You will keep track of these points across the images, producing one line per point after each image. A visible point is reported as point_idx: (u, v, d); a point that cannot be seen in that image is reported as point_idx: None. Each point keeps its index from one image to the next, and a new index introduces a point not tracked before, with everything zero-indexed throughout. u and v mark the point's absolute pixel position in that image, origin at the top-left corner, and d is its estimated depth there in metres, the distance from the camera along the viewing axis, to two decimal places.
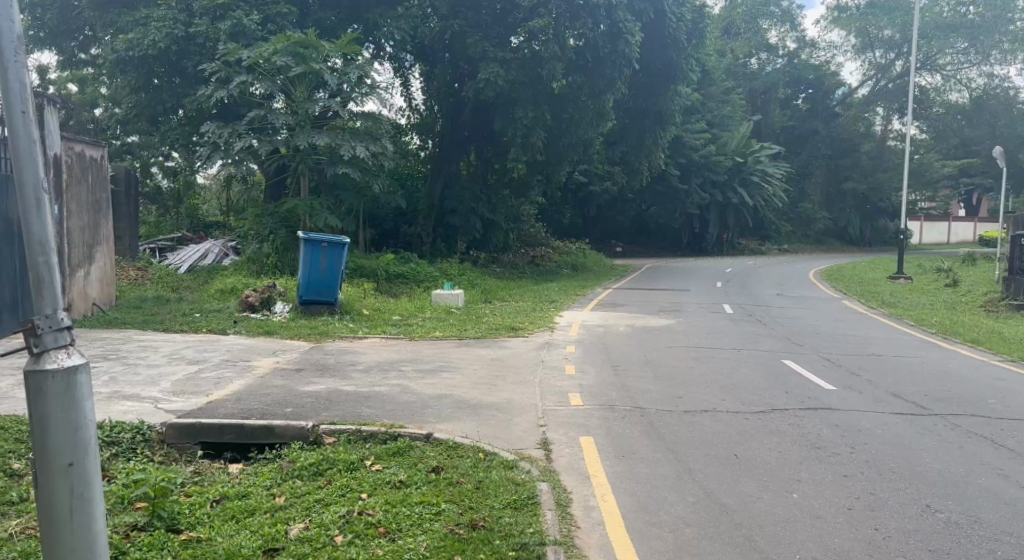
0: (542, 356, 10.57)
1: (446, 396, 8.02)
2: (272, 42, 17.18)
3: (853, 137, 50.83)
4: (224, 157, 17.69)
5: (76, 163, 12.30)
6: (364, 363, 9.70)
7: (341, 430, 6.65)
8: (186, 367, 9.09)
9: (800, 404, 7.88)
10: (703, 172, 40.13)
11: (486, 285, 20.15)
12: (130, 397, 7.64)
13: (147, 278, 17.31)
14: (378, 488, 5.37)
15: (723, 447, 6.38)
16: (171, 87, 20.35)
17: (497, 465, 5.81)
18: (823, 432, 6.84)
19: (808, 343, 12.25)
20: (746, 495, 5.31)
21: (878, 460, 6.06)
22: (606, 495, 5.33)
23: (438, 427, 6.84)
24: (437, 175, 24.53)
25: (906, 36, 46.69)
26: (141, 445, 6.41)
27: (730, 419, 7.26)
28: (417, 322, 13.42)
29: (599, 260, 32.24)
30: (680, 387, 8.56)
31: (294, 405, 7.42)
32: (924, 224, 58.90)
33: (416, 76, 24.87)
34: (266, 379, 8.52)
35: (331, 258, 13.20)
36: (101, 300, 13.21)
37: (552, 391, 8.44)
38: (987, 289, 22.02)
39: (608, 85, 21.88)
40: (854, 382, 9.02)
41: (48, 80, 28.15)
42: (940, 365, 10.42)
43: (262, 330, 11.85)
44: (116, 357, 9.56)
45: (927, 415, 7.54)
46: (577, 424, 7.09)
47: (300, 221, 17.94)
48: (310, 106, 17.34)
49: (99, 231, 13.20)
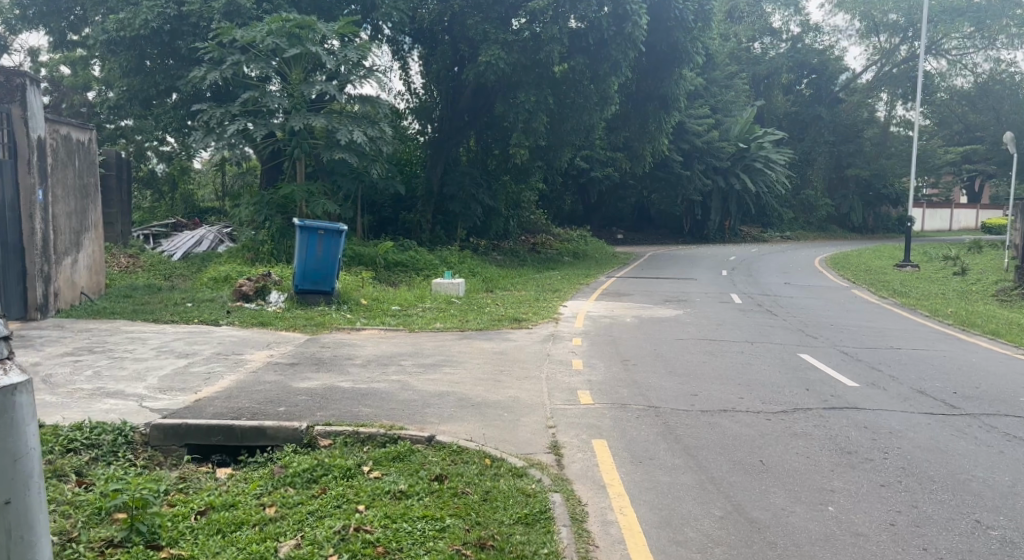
0: (548, 349, 10.14)
1: (449, 393, 7.60)
2: (268, 22, 16.61)
3: (855, 123, 50.09)
4: (217, 141, 17.19)
5: (62, 146, 11.80)
6: (362, 357, 9.27)
7: (337, 432, 6.19)
8: (174, 362, 8.64)
9: (824, 403, 7.45)
10: (705, 157, 39.61)
11: (487, 273, 19.72)
12: (114, 394, 7.20)
13: (139, 266, 16.82)
14: (377, 500, 4.93)
15: (747, 452, 5.95)
16: (164, 69, 19.78)
17: (506, 474, 5.37)
18: (851, 434, 6.43)
19: (823, 335, 11.82)
20: (778, 508, 4.89)
21: (915, 467, 5.64)
22: (625, 508, 4.91)
23: (442, 429, 6.39)
24: (436, 161, 23.98)
25: (912, 20, 46.18)
26: (123, 447, 5.97)
27: (751, 420, 6.83)
28: (417, 313, 12.97)
29: (601, 247, 31.83)
30: (695, 384, 8.13)
31: (288, 403, 6.98)
32: (926, 211, 57.61)
33: (415, 59, 24.24)
34: (259, 375, 8.08)
35: (327, 246, 12.81)
36: (90, 288, 12.76)
37: (560, 388, 8.02)
38: (997, 278, 21.56)
39: (612, 68, 21.18)
40: (877, 379, 8.59)
41: (39, 63, 27.57)
42: (964, 359, 10.01)
43: (256, 321, 11.40)
44: (102, 350, 9.11)
45: (960, 415, 7.14)
46: (588, 425, 6.65)
47: (297, 208, 17.50)
48: (307, 88, 16.83)
49: (86, 217, 12.71)
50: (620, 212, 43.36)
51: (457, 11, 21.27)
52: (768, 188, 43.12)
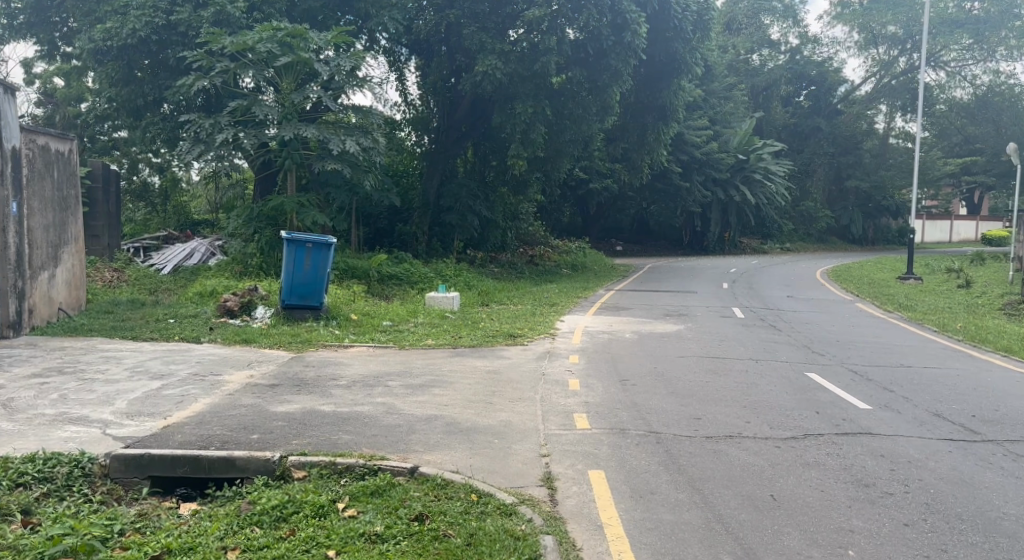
0: (544, 368, 9.67)
1: (437, 417, 7.11)
2: (258, 30, 16.21)
3: (855, 134, 49.96)
4: (206, 152, 16.76)
5: (40, 157, 11.36)
6: (347, 377, 8.77)
7: (312, 463, 5.71)
8: (146, 384, 8.14)
9: (836, 428, 6.99)
10: (705, 169, 39.24)
11: (483, 286, 19.29)
12: (77, 420, 6.71)
13: (124, 280, 16.31)
14: (349, 544, 4.47)
15: (756, 485, 5.48)
16: (153, 79, 19.37)
17: (493, 512, 4.90)
18: (868, 464, 5.96)
19: (831, 352, 11.35)
20: (793, 553, 4.42)
21: (939, 503, 5.18)
22: (624, 553, 4.45)
23: (426, 458, 5.93)
24: (432, 172, 23.48)
25: (912, 31, 45.55)
26: (80, 480, 5.50)
27: (760, 447, 6.36)
28: (409, 329, 12.50)
29: (600, 259, 31.45)
30: (697, 407, 7.67)
31: (262, 429, 6.52)
32: (926, 223, 57.21)
33: (411, 69, 23.81)
34: (235, 398, 7.59)
35: (315, 260, 12.31)
36: (69, 303, 12.29)
37: (556, 411, 7.55)
38: (1003, 291, 21.12)
39: (612, 77, 20.77)
40: (891, 401, 8.12)
41: (33, 74, 27.21)
42: (979, 379, 9.55)
43: (240, 338, 10.93)
44: (72, 371, 8.60)
45: (980, 441, 6.69)
46: (585, 454, 6.18)
47: (287, 220, 17.05)
48: (298, 96, 16.45)
49: (66, 230, 12.22)
50: (618, 223, 42.97)
51: (453, 21, 20.84)
52: (768, 200, 42.73)
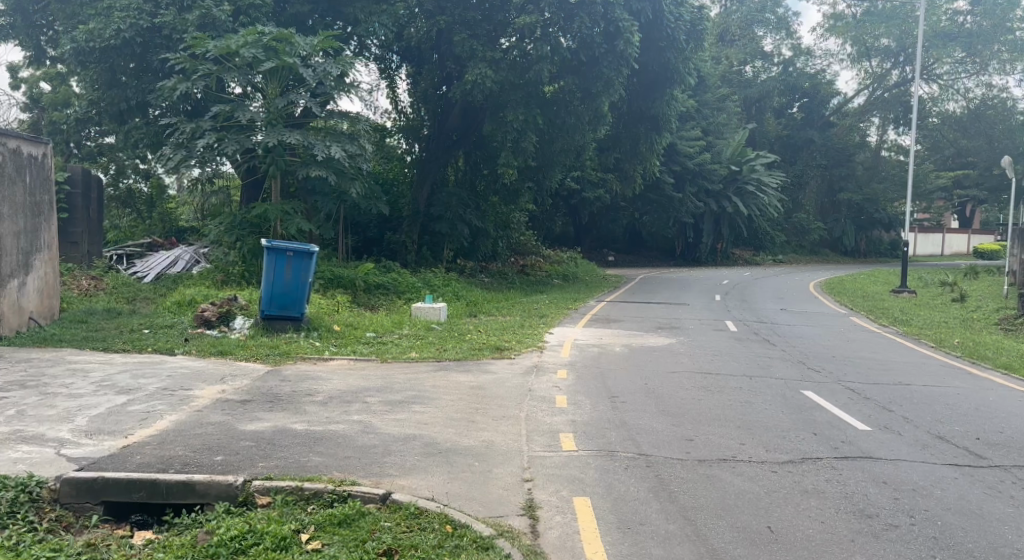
0: (529, 383, 9.31)
1: (415, 437, 6.73)
2: (242, 34, 15.76)
3: (847, 146, 50.06)
4: (188, 158, 16.36)
5: (10, 161, 10.97)
6: (325, 392, 8.39)
7: (278, 488, 5.33)
8: (111, 399, 7.73)
9: (835, 451, 6.65)
10: (698, 179, 39.06)
11: (472, 296, 18.97)
12: (31, 439, 6.31)
13: (101, 288, 15.88)
14: None
15: (752, 515, 5.13)
16: (138, 83, 19.00)
17: (468, 546, 4.52)
18: (870, 491, 5.63)
19: (826, 368, 11.04)
20: None
21: (948, 537, 4.83)
22: None
23: (399, 483, 5.56)
24: (422, 181, 23.19)
25: (905, 44, 45.49)
26: (26, 506, 5.10)
27: (756, 473, 6.01)
28: (393, 341, 12.13)
29: (591, 269, 31.18)
30: (690, 427, 7.32)
31: (227, 450, 6.13)
32: (918, 235, 57.05)
33: (402, 77, 23.57)
34: (203, 415, 7.20)
35: (297, 269, 11.95)
36: (41, 312, 11.87)
37: (541, 431, 7.18)
38: (998, 305, 20.84)
39: (604, 85, 20.43)
40: (891, 422, 7.78)
41: (19, 79, 26.84)
42: (980, 398, 9.22)
43: (215, 349, 10.53)
44: (34, 385, 8.18)
45: (985, 467, 6.36)
46: (571, 479, 5.82)
47: (271, 228, 16.67)
48: (282, 102, 16.05)
49: (39, 236, 11.82)
50: (610, 233, 42.63)
51: (444, 27, 20.41)
52: (761, 211, 42.56)
